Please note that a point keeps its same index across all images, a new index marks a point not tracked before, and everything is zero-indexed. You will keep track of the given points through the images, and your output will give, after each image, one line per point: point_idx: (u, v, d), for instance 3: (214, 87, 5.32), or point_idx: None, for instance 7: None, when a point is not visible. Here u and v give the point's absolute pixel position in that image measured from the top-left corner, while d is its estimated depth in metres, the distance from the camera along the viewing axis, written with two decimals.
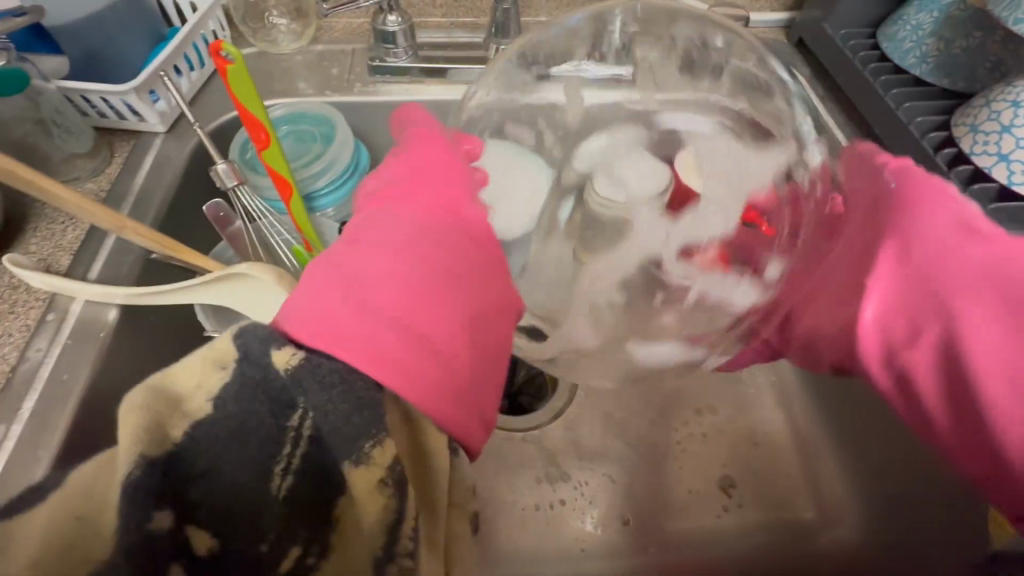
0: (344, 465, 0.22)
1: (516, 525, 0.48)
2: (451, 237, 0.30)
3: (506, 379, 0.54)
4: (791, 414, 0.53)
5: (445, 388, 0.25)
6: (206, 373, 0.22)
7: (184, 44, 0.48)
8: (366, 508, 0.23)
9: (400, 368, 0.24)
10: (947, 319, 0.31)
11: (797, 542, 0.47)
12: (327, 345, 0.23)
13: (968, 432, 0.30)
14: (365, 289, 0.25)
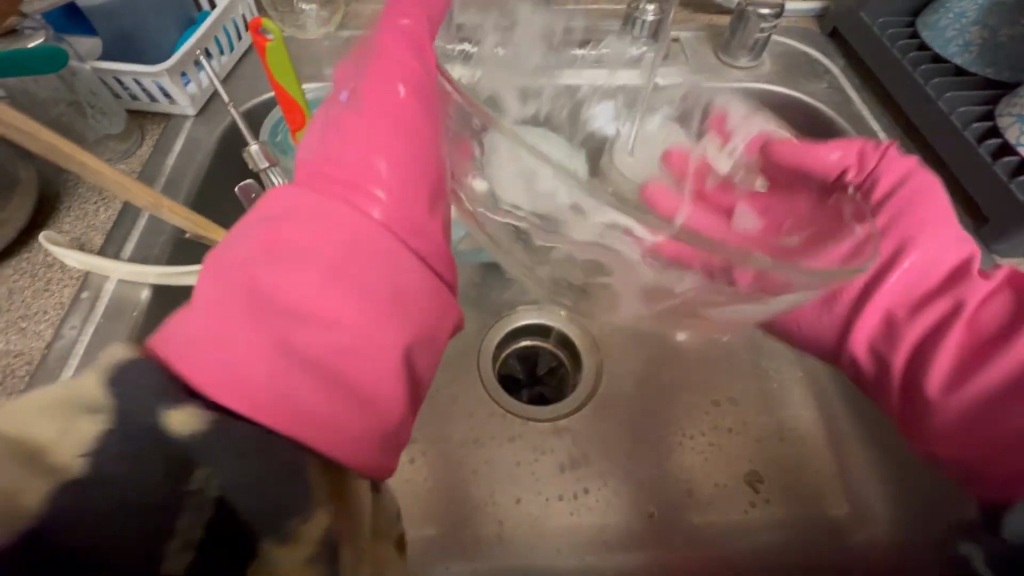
0: (264, 542, 0.22)
1: (539, 514, 0.48)
2: (400, 279, 0.32)
3: (528, 367, 0.56)
4: (820, 410, 0.52)
5: (349, 434, 0.27)
6: (63, 437, 0.20)
7: (216, 27, 0.48)
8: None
9: (299, 413, 0.26)
10: (925, 335, 0.39)
11: (827, 538, 0.46)
12: (240, 404, 0.24)
13: (909, 416, 0.40)
14: (290, 337, 0.27)
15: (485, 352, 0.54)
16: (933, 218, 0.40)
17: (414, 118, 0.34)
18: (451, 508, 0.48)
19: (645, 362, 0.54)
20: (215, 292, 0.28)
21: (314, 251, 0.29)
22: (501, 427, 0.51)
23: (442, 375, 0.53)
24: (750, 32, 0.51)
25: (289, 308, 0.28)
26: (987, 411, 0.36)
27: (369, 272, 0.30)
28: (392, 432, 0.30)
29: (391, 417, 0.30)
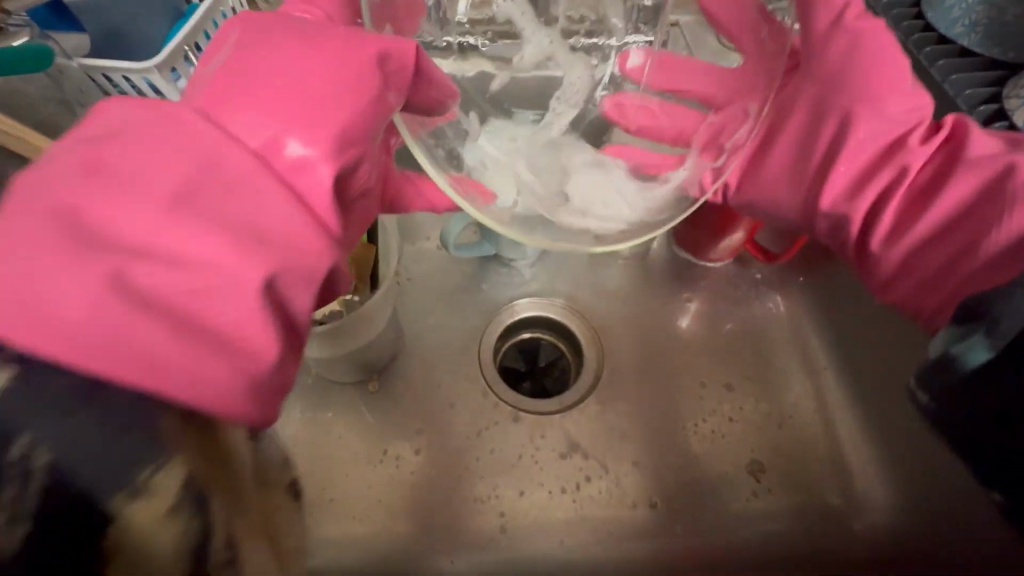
0: (111, 502, 0.20)
1: (540, 507, 0.48)
2: (280, 226, 0.27)
3: (529, 360, 0.56)
4: (825, 401, 0.51)
5: (203, 377, 0.23)
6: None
7: (204, 21, 0.46)
8: (158, 535, 0.21)
9: (106, 337, 0.21)
10: (885, 186, 0.36)
11: (830, 526, 0.46)
12: (37, 336, 0.21)
13: (874, 274, 0.37)
14: (137, 271, 0.23)
15: (485, 344, 0.54)
16: (880, 77, 0.37)
17: (321, 86, 0.31)
18: (454, 505, 0.48)
19: (645, 352, 0.53)
20: (26, 226, 0.23)
21: (202, 204, 0.25)
22: (501, 420, 0.51)
23: (443, 369, 0.53)
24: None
25: (155, 268, 0.23)
26: (915, 259, 0.35)
27: (256, 217, 0.26)
28: (261, 374, 0.25)
29: (263, 358, 0.25)
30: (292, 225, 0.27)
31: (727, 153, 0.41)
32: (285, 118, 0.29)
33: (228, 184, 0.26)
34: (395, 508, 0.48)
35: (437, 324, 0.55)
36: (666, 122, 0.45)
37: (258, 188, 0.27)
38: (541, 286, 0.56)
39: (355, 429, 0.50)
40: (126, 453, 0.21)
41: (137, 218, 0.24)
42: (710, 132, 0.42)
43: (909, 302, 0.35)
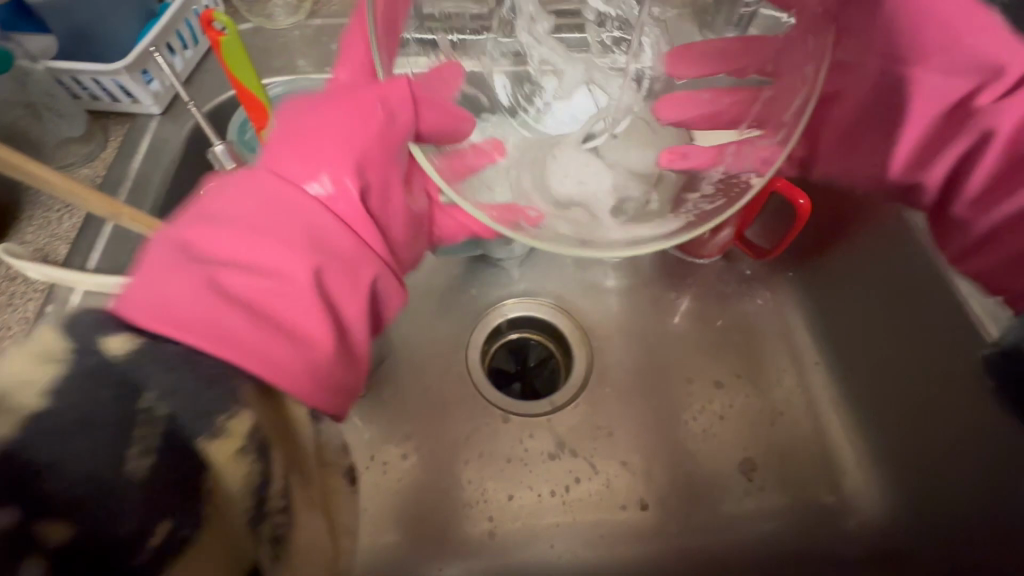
0: (199, 441, 0.22)
1: (530, 511, 0.47)
2: (342, 246, 0.31)
3: (519, 361, 0.56)
4: (817, 399, 0.50)
5: (285, 368, 0.26)
6: (39, 360, 0.21)
7: (176, 20, 0.44)
8: (228, 475, 0.23)
9: (215, 334, 0.25)
10: (965, 150, 0.35)
11: (824, 525, 0.46)
12: (166, 328, 0.24)
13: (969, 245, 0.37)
14: (240, 282, 0.27)
15: (473, 347, 0.54)
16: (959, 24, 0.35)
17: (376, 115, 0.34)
18: (444, 510, 0.47)
19: (637, 351, 0.53)
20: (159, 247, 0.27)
21: (286, 226, 0.29)
22: (490, 424, 0.50)
23: (430, 374, 0.52)
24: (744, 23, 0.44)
25: (254, 281, 0.28)
26: (1011, 228, 0.34)
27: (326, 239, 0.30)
28: (331, 371, 0.29)
29: (329, 357, 0.29)
30: (344, 250, 0.31)
31: (789, 123, 0.36)
32: (351, 150, 0.33)
33: (303, 212, 0.30)
34: (385, 515, 0.47)
35: (423, 327, 0.54)
36: (712, 106, 0.41)
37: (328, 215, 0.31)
38: (529, 286, 0.55)
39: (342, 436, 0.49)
40: (209, 403, 0.22)
41: (224, 239, 0.28)
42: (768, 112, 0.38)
43: (1006, 275, 0.35)
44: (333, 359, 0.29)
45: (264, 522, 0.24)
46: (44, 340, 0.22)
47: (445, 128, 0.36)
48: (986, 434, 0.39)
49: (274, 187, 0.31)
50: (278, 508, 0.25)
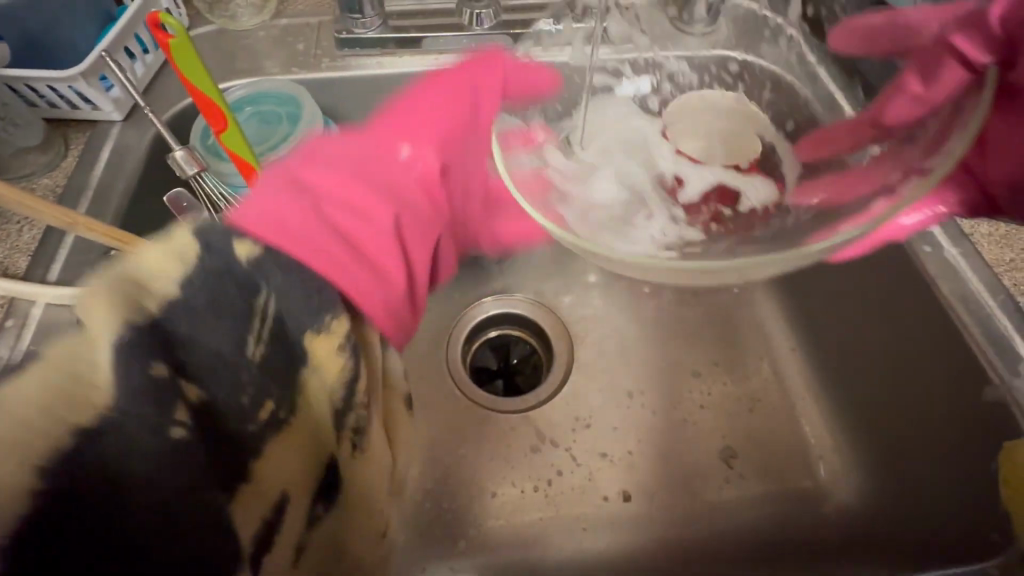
0: (305, 335, 0.26)
1: (513, 508, 0.47)
2: (418, 210, 0.37)
3: (501, 358, 0.55)
4: (792, 386, 0.50)
5: (372, 296, 0.30)
6: (172, 256, 0.23)
7: (133, 24, 0.43)
8: (326, 369, 0.26)
9: (320, 253, 0.28)
10: None
11: (803, 509, 0.46)
12: (275, 240, 0.26)
13: None
14: (336, 218, 0.31)
15: (454, 345, 0.53)
16: None
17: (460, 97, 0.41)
18: (427, 513, 0.47)
19: (616, 345, 0.53)
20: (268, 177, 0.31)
21: (377, 187, 0.35)
22: (472, 422, 0.50)
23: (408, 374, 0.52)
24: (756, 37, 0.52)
25: (352, 220, 0.32)
26: None
27: (406, 207, 0.36)
28: (399, 306, 0.33)
29: (400, 298, 0.33)
30: (422, 212, 0.38)
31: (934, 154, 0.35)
32: (437, 126, 0.40)
33: (392, 181, 0.37)
34: None
35: None
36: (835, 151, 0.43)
37: (412, 189, 0.38)
38: (506, 283, 0.55)
39: None
40: (321, 308, 0.26)
41: (327, 182, 0.33)
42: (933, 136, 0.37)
43: None
44: (401, 306, 0.33)
45: (346, 416, 0.27)
46: (175, 236, 0.23)
47: (531, 87, 0.44)
48: (980, 435, 0.37)
49: (370, 154, 0.37)
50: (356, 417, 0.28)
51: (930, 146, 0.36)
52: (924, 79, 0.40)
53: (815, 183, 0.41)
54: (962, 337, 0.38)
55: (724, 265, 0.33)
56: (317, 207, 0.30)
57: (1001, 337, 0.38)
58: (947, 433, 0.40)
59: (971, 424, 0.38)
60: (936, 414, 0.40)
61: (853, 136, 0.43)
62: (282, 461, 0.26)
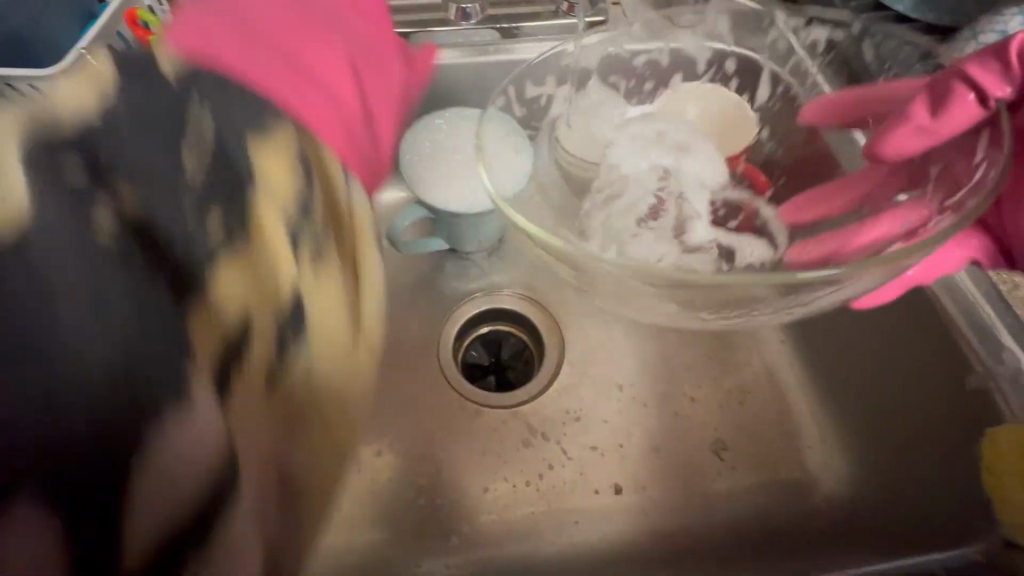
0: (253, 159, 0.25)
1: (504, 504, 0.47)
2: (340, 74, 0.37)
3: (492, 353, 0.55)
4: (781, 378, 0.50)
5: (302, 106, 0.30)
6: (89, 89, 0.21)
7: (115, 20, 0.43)
8: (274, 180, 0.25)
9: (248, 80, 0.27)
10: None
11: (793, 498, 0.46)
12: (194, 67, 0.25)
13: None
14: (257, 69, 0.32)
15: (445, 341, 0.53)
16: None
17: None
18: (419, 510, 0.47)
19: (608, 339, 0.53)
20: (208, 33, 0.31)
21: (291, 48, 0.35)
22: (464, 418, 0.50)
23: (398, 371, 0.52)
24: (811, 57, 0.46)
25: (275, 64, 0.33)
26: None
27: (328, 58, 0.36)
28: (330, 127, 0.34)
29: (335, 140, 0.35)
30: (343, 74, 0.37)
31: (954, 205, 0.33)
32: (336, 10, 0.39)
33: (298, 36, 0.35)
34: (357, 515, 0.47)
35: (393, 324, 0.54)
36: (826, 207, 0.40)
37: (331, 51, 0.37)
38: (497, 279, 0.55)
39: None
40: (262, 112, 0.25)
41: (258, 40, 0.33)
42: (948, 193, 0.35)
43: None
44: (335, 145, 0.35)
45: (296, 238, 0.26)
46: (87, 73, 0.22)
47: None
48: (980, 436, 0.38)
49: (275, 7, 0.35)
50: (309, 235, 0.26)
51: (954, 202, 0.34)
52: (932, 109, 0.35)
53: (823, 237, 0.38)
54: (956, 338, 0.39)
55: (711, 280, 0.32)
56: (250, 46, 0.32)
57: (984, 325, 0.39)
58: (946, 433, 0.40)
59: (965, 421, 0.39)
60: (935, 414, 0.40)
61: (852, 198, 0.39)
62: (233, 297, 0.24)
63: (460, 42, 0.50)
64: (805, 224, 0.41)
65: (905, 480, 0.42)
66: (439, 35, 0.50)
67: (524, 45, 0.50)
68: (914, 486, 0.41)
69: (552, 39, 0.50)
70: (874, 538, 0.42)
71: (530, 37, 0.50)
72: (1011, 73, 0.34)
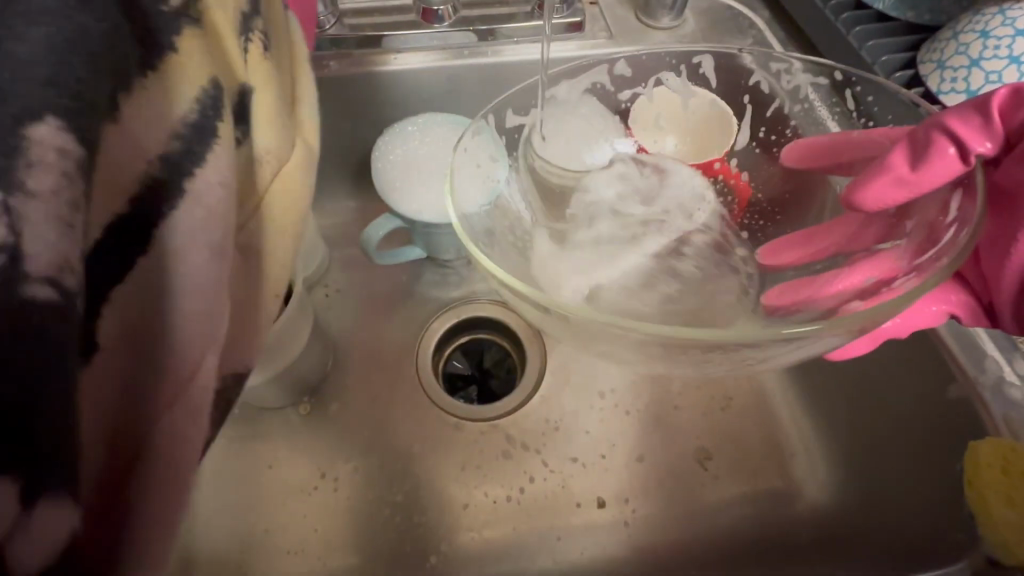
0: None
1: (482, 521, 0.46)
2: None
3: (473, 360, 0.54)
4: (765, 383, 0.49)
5: None
6: None
7: None
8: None
9: None
10: None
11: (778, 508, 0.45)
12: None
13: None
14: None
15: (425, 352, 0.52)
16: None
17: None
18: (398, 528, 0.46)
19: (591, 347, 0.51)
20: None
21: None
22: (445, 433, 0.49)
23: (376, 383, 0.51)
24: (792, 101, 0.43)
25: None
26: None
27: None
28: None
29: None
30: None
31: (931, 256, 0.31)
32: None
33: None
34: (334, 536, 0.45)
35: (371, 334, 0.53)
36: (812, 249, 0.39)
37: None
38: (476, 286, 0.54)
39: (290, 458, 0.48)
40: None
41: None
42: (922, 245, 0.33)
43: None
44: None
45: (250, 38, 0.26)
46: None
47: None
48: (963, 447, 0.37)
49: None
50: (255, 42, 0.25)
51: (927, 257, 0.31)
52: (911, 161, 0.33)
53: (806, 284, 0.36)
54: (938, 346, 0.38)
55: (706, 336, 0.28)
56: None
57: (964, 329, 0.38)
58: (936, 445, 0.39)
59: (949, 431, 0.38)
60: (925, 424, 0.39)
61: (829, 245, 0.38)
62: None
63: (434, 44, 0.49)
64: (788, 265, 0.39)
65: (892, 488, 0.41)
66: (414, 36, 0.49)
67: (499, 47, 0.49)
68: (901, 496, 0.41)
69: (526, 41, 0.49)
70: (861, 551, 0.42)
71: (506, 38, 0.49)
72: (990, 124, 0.32)
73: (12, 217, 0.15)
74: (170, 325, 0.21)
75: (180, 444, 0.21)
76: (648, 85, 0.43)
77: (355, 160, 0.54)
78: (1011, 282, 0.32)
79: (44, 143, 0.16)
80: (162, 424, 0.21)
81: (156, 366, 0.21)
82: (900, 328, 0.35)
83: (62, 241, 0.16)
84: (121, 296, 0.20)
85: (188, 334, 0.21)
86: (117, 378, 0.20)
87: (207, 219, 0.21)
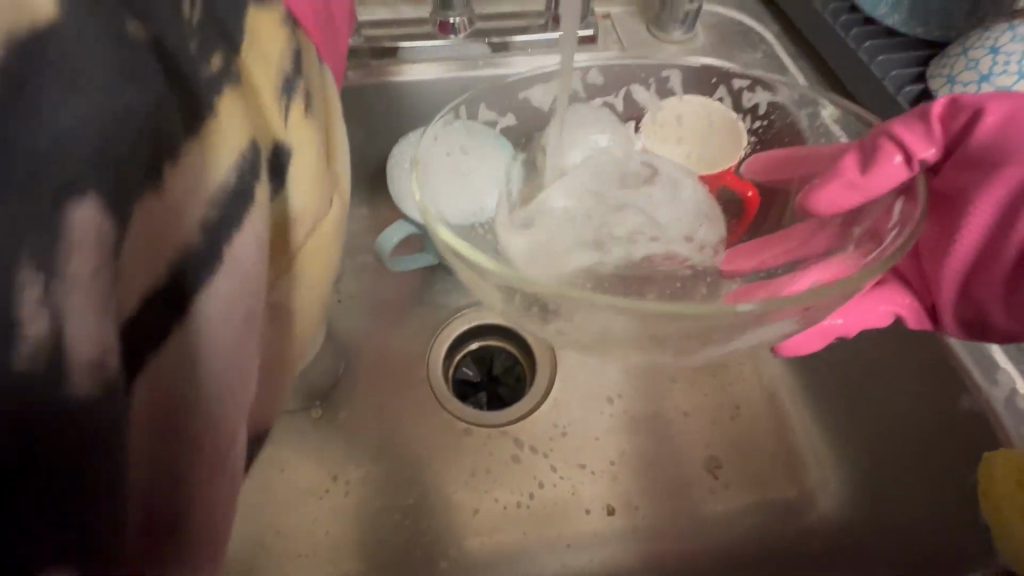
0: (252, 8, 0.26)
1: (491, 527, 0.46)
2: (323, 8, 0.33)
3: (482, 366, 0.54)
4: (776, 394, 0.50)
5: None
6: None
7: None
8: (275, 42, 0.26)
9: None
10: None
11: (789, 518, 0.45)
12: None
13: None
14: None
15: (435, 357, 0.53)
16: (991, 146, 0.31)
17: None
18: (407, 533, 0.46)
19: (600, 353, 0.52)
20: None
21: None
22: (456, 440, 0.49)
23: (387, 388, 0.51)
24: (753, 117, 0.43)
25: None
26: None
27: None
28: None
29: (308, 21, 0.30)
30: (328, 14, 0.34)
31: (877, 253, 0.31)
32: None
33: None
34: (343, 539, 0.45)
35: (383, 340, 0.53)
36: (766, 254, 0.38)
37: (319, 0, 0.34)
38: None
39: (301, 461, 0.48)
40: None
41: None
42: (869, 248, 0.33)
43: None
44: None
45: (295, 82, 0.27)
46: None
47: None
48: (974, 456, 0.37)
49: None
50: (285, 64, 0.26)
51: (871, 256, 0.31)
52: (861, 164, 0.33)
53: (757, 287, 0.35)
54: (949, 356, 0.39)
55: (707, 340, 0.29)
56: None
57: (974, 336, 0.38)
58: (945, 456, 0.39)
59: (959, 442, 0.38)
60: (936, 435, 0.40)
61: (782, 251, 0.37)
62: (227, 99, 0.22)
63: (450, 57, 0.50)
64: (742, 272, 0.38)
65: (904, 499, 0.41)
66: (431, 49, 0.50)
67: (513, 59, 0.50)
68: (913, 508, 0.41)
69: (540, 54, 0.51)
70: (870, 562, 0.42)
71: (522, 51, 0.50)
72: (933, 133, 0.33)
73: (53, 306, 0.17)
74: (205, 388, 0.22)
75: (215, 501, 0.24)
76: (619, 96, 0.43)
77: (370, 167, 0.55)
78: (952, 281, 0.32)
79: (84, 224, 0.17)
80: (192, 488, 0.23)
81: (192, 426, 0.22)
82: (847, 324, 0.35)
83: (100, 327, 0.18)
84: (154, 365, 0.21)
85: (217, 391, 0.23)
86: (145, 448, 0.21)
87: (243, 283, 0.23)
